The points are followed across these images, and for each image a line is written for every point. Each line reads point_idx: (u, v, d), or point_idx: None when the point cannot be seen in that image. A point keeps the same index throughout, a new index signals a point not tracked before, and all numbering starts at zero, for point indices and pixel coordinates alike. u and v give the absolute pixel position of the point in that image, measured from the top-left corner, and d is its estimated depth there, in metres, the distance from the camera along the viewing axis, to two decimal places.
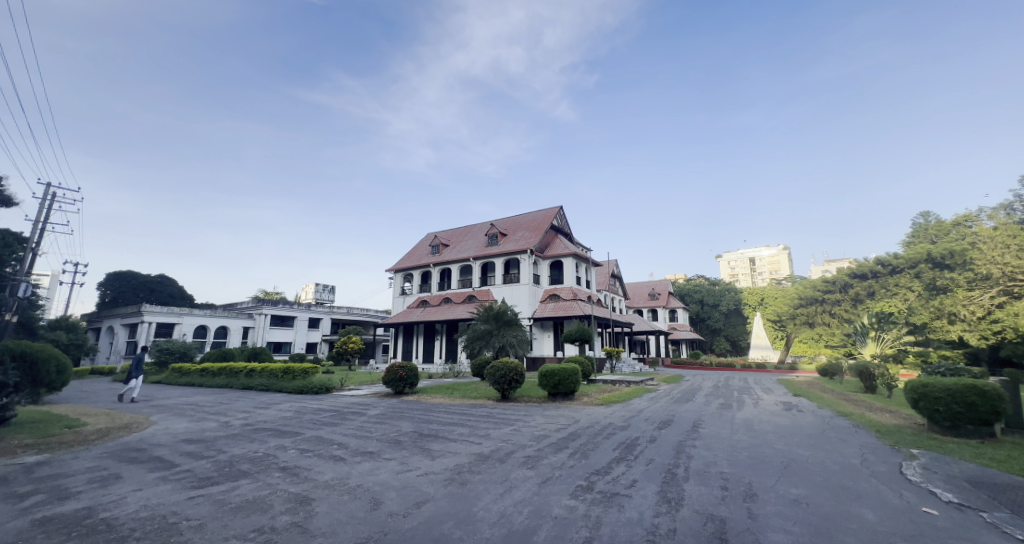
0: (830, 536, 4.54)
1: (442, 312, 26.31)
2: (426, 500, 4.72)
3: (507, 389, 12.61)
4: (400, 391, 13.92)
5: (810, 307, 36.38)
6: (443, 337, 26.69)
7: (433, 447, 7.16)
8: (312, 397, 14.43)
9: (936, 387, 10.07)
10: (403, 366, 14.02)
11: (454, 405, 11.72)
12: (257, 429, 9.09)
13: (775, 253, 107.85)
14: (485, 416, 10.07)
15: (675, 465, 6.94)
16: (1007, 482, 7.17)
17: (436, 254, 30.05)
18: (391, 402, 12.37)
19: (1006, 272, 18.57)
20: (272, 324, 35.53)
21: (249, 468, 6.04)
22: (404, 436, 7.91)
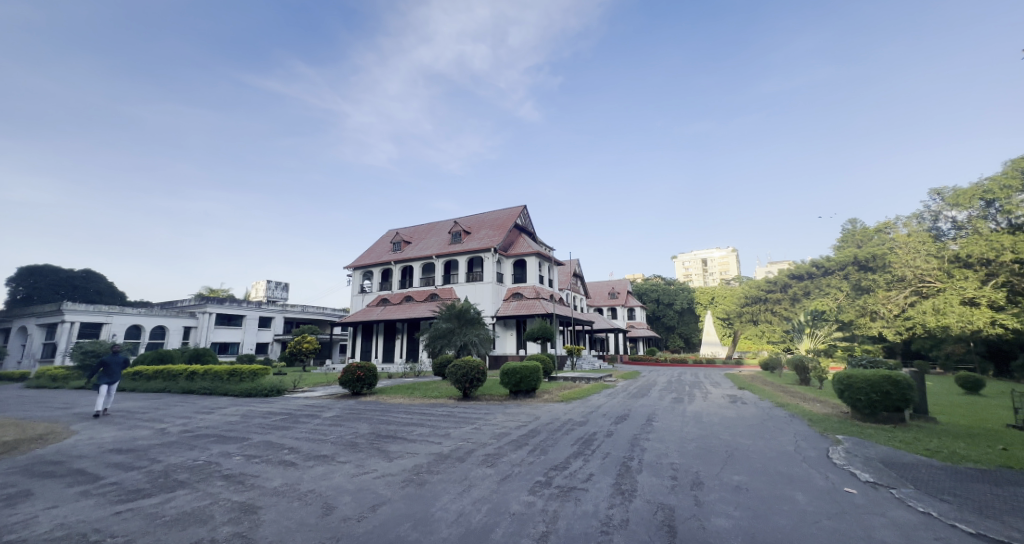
0: (766, 519, 4.99)
1: (402, 311, 25.95)
2: (382, 503, 4.77)
3: (468, 388, 12.67)
4: (357, 392, 13.69)
5: (754, 306, 38.64)
6: (403, 336, 26.34)
7: (391, 448, 7.17)
8: (260, 400, 13.94)
9: (858, 378, 11.08)
10: (360, 366, 13.74)
11: (415, 405, 11.68)
12: (196, 435, 8.71)
13: (724, 255, 113.60)
14: (445, 416, 10.12)
15: (630, 458, 7.33)
16: (914, 461, 8.08)
17: (397, 252, 29.64)
18: (347, 404, 12.17)
19: (918, 274, 20.71)
20: (217, 323, 33.64)
21: (187, 477, 5.84)
22: (361, 438, 7.85)
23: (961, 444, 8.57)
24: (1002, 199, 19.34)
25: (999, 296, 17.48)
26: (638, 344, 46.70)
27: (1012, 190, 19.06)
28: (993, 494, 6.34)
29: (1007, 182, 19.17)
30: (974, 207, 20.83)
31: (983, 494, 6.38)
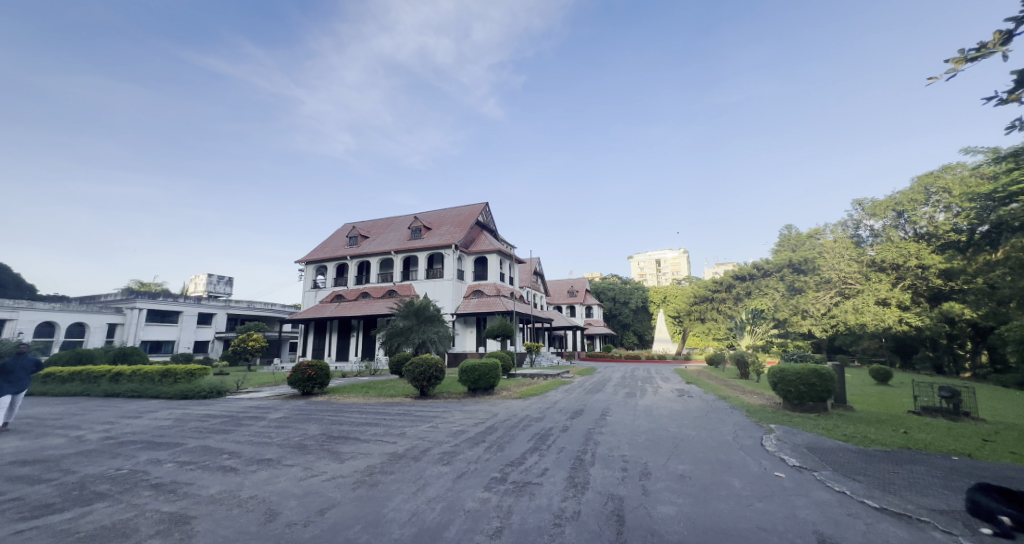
0: (705, 504, 5.44)
1: (358, 307, 25.32)
2: (330, 507, 4.78)
3: (425, 386, 12.67)
4: (307, 392, 13.32)
5: (702, 304, 40.83)
6: (358, 334, 25.74)
7: (343, 449, 7.12)
8: (197, 402, 13.25)
9: (789, 372, 12.06)
10: (311, 365, 13.38)
11: (369, 405, 11.55)
12: (119, 443, 8.22)
13: (677, 256, 118.66)
14: (401, 415, 10.10)
15: (583, 452, 7.68)
16: (834, 446, 8.97)
17: (354, 246, 28.93)
18: (296, 404, 11.86)
19: (842, 277, 22.74)
20: (148, 320, 31.30)
21: (108, 489, 5.57)
22: (309, 440, 7.74)
23: (871, 429, 9.61)
24: (910, 211, 21.62)
25: (905, 297, 19.67)
26: (595, 341, 48.10)
27: (918, 203, 21.34)
28: (894, 472, 7.20)
29: (914, 195, 21.40)
30: (887, 217, 23.11)
31: (888, 472, 7.22)
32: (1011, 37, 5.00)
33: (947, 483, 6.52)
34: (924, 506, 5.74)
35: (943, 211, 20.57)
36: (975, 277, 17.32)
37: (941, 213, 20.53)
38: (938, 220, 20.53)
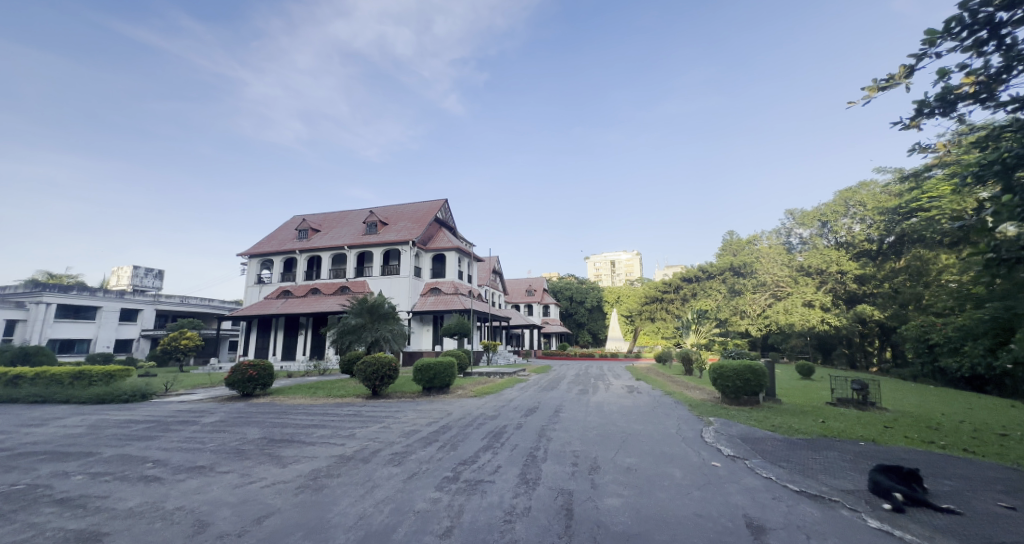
0: (648, 495, 5.79)
1: (306, 304, 24.38)
2: (269, 514, 4.70)
3: (377, 385, 12.48)
4: (248, 393, 12.75)
5: (652, 305, 42.52)
6: (306, 332, 24.80)
7: (286, 453, 6.94)
8: (117, 407, 12.32)
9: (727, 369, 12.92)
10: (253, 365, 12.82)
11: (316, 406, 11.24)
12: (19, 454, 7.53)
13: (631, 258, 122.60)
14: (351, 416, 9.93)
15: (536, 448, 7.93)
16: (764, 436, 9.75)
17: (304, 240, 27.81)
18: (233, 407, 11.34)
19: (775, 280, 24.34)
20: (58, 316, 28.15)
21: (2, 507, 5.14)
22: (248, 445, 7.47)
23: (795, 420, 10.53)
24: (832, 221, 23.72)
25: (827, 299, 21.62)
26: (551, 339, 48.87)
27: (839, 214, 23.34)
28: (812, 457, 7.97)
29: (836, 208, 23.47)
30: (814, 226, 25.13)
31: (807, 458, 7.97)
32: (912, 71, 5.69)
33: (855, 466, 7.31)
34: (835, 488, 6.42)
35: (859, 222, 22.72)
36: (887, 282, 19.22)
37: (858, 223, 22.63)
38: (855, 231, 22.66)
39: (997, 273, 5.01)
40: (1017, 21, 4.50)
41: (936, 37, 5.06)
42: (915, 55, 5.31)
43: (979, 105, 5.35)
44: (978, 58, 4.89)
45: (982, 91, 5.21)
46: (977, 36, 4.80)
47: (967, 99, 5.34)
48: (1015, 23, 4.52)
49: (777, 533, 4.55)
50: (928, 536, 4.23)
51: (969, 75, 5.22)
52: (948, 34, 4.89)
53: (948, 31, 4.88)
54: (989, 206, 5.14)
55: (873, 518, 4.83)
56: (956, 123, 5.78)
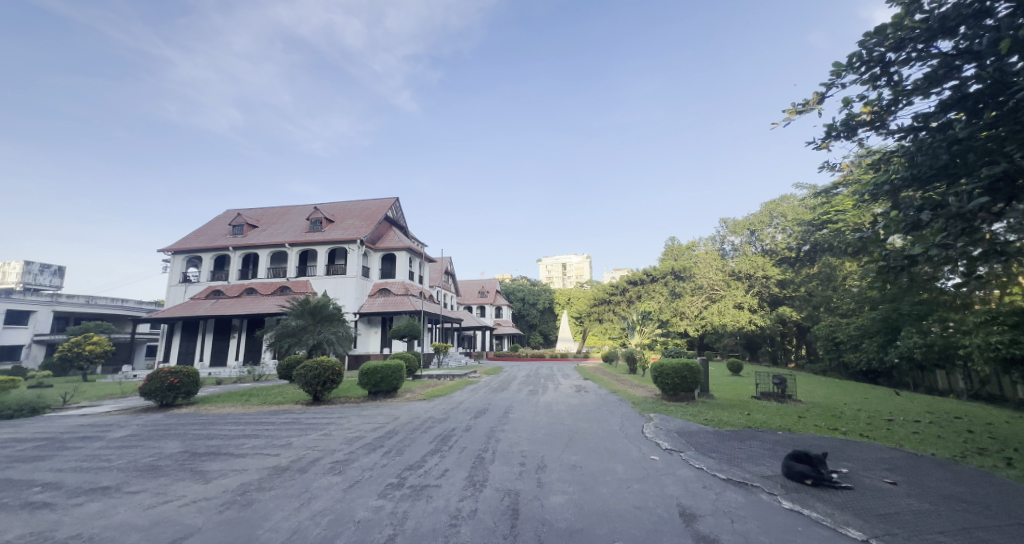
0: (591, 491, 6.00)
1: (240, 305, 22.91)
2: (187, 536, 4.41)
3: (319, 390, 11.98)
4: (167, 403, 11.78)
5: (601, 307, 43.97)
6: (240, 335, 23.33)
7: (210, 468, 6.53)
8: (3, 423, 10.95)
9: (667, 367, 13.62)
10: (173, 372, 11.90)
11: (248, 415, 10.64)
12: None
13: (582, 262, 125.73)
14: (288, 424, 9.49)
15: (484, 450, 7.98)
16: (698, 429, 10.40)
17: (238, 237, 26.18)
18: (150, 419, 10.47)
19: (709, 284, 25.87)
20: None
21: None
22: (165, 460, 6.95)
23: (726, 413, 11.32)
24: (759, 230, 25.78)
25: (755, 301, 23.41)
26: (502, 340, 49.07)
27: (764, 224, 25.59)
28: (738, 447, 8.61)
29: (761, 218, 25.63)
30: (743, 234, 27.11)
31: (734, 448, 8.61)
32: (824, 98, 6.36)
33: (773, 453, 8.01)
34: (757, 474, 7.00)
35: (782, 231, 24.84)
36: (804, 286, 21.16)
37: (781, 232, 24.80)
38: (778, 239, 24.75)
39: (887, 279, 5.69)
40: (903, 61, 5.14)
41: (842, 69, 5.69)
42: (824, 84, 5.95)
43: (874, 131, 6.06)
44: (873, 91, 5.55)
45: (877, 119, 5.92)
46: (873, 72, 5.45)
47: (865, 126, 6.05)
48: (901, 63, 5.17)
49: (706, 520, 4.89)
50: (830, 512, 4.73)
51: (866, 104, 5.92)
52: (850, 67, 5.51)
53: (850, 65, 5.50)
54: (880, 221, 5.84)
55: (787, 500, 5.31)
56: (858, 146, 6.52)
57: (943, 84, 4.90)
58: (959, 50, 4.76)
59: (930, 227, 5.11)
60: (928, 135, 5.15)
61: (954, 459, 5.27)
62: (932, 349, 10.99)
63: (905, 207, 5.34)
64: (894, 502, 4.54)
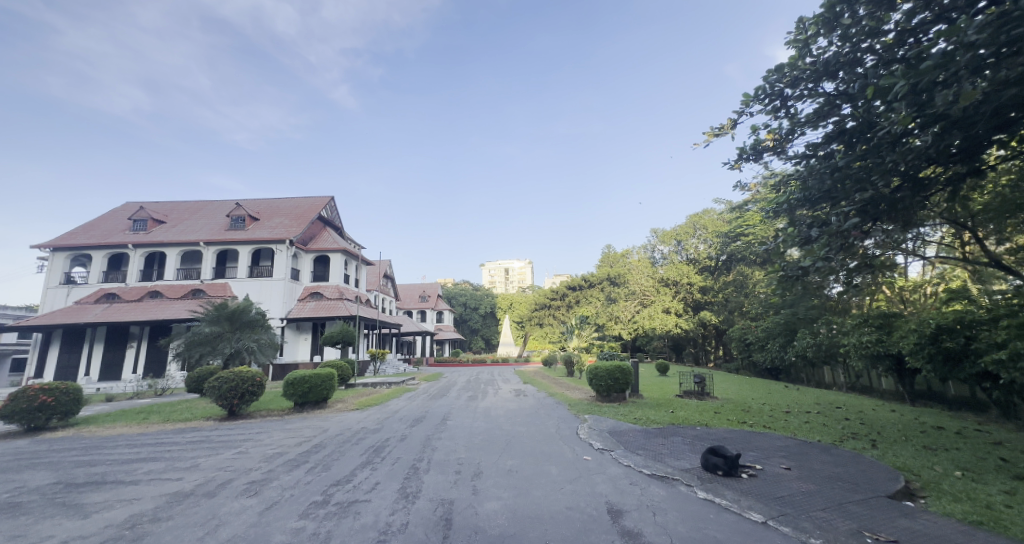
0: (525, 494, 6.09)
1: (142, 311, 20.65)
2: None
3: (236, 405, 11.07)
4: (37, 426, 10.24)
5: (541, 312, 44.87)
6: (139, 344, 21.14)
7: (94, 499, 5.79)
8: None
9: (601, 368, 14.19)
10: (45, 390, 10.39)
11: (149, 435, 9.61)
12: None
13: (524, 267, 127.37)
14: (197, 443, 8.71)
15: (419, 460, 7.84)
16: (628, 428, 10.93)
17: (140, 233, 23.71)
18: (18, 446, 9.10)
19: (641, 289, 27.05)
20: None
21: None
22: (32, 496, 6.07)
23: (654, 412, 11.98)
24: (684, 241, 27.47)
25: (681, 306, 25.01)
26: (443, 345, 48.41)
27: (689, 235, 27.29)
28: (662, 444, 9.16)
29: (686, 230, 27.30)
30: (671, 244, 28.80)
31: (659, 444, 9.16)
32: (736, 124, 7.02)
33: (692, 447, 8.64)
34: (678, 468, 7.51)
35: (704, 242, 26.67)
36: (723, 293, 22.93)
37: (702, 243, 26.71)
38: (701, 249, 26.61)
39: (786, 287, 6.38)
40: (797, 97, 5.82)
41: (749, 100, 6.33)
42: (735, 112, 6.58)
43: (777, 156, 6.78)
44: (774, 121, 6.22)
45: (778, 146, 6.63)
46: (774, 104, 6.11)
47: (769, 150, 6.76)
48: (796, 98, 5.84)
49: (631, 515, 5.17)
50: (737, 499, 5.18)
51: (770, 132, 6.63)
52: (756, 99, 6.14)
53: (756, 97, 6.13)
54: (780, 236, 6.53)
55: (702, 490, 5.75)
56: (763, 168, 7.26)
57: (828, 118, 5.61)
58: (839, 90, 5.48)
59: (818, 242, 5.80)
60: (816, 162, 5.87)
61: (833, 444, 6.00)
62: (821, 347, 12.46)
63: (799, 223, 6.03)
64: (788, 485, 5.08)
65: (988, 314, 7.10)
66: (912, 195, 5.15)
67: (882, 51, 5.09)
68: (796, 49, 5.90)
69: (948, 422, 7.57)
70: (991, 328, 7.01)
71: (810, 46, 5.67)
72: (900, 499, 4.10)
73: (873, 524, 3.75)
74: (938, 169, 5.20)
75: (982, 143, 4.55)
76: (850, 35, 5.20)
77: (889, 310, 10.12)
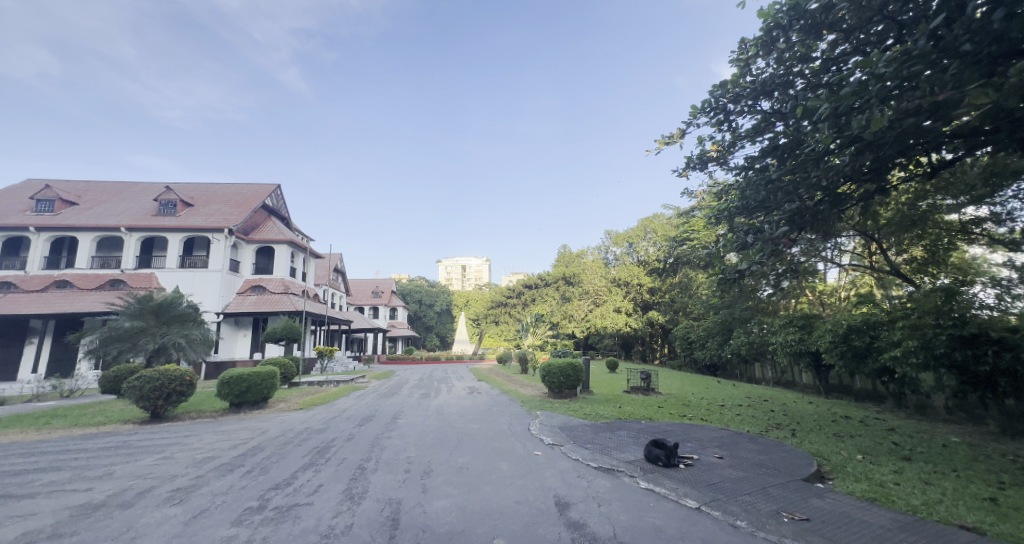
0: (474, 491, 6.16)
1: (48, 303, 18.69)
2: None
3: (160, 406, 10.30)
4: None
5: (497, 309, 45.17)
6: (41, 340, 19.13)
7: None
8: None
9: (553, 366, 14.52)
10: None
11: (56, 441, 8.76)
12: None
13: (481, 265, 127.16)
14: (115, 449, 8.07)
15: (366, 460, 7.71)
16: (578, 423, 11.25)
17: (49, 216, 21.58)
18: None
19: (594, 289, 27.81)
20: None
21: None
22: None
23: (602, 407, 12.42)
24: (635, 244, 28.69)
25: (630, 306, 25.98)
26: (397, 343, 47.43)
27: (640, 238, 28.54)
28: (609, 437, 9.54)
29: (637, 233, 28.53)
30: (623, 247, 29.99)
31: (606, 438, 9.54)
32: (684, 134, 7.43)
33: (636, 440, 9.06)
34: (622, 460, 7.86)
35: (654, 245, 27.83)
36: (670, 294, 24.06)
37: (652, 246, 27.88)
38: (650, 252, 27.86)
39: (724, 288, 6.82)
40: (738, 112, 6.25)
41: (697, 112, 6.73)
42: (684, 122, 6.97)
43: (719, 166, 7.25)
44: (718, 133, 6.65)
45: (722, 157, 7.09)
46: (718, 117, 6.53)
47: (714, 161, 7.21)
48: (737, 113, 6.28)
49: (577, 506, 5.39)
50: (674, 487, 5.54)
51: (714, 143, 7.07)
52: (703, 111, 6.54)
53: (702, 110, 6.53)
54: (720, 241, 6.96)
55: (644, 480, 6.08)
56: (708, 177, 7.72)
57: (763, 134, 6.08)
58: (774, 109, 5.95)
59: (752, 247, 6.26)
60: (754, 174, 6.35)
61: (760, 434, 6.54)
62: (753, 345, 13.45)
63: (737, 230, 6.48)
64: (720, 473, 5.50)
65: (887, 317, 7.98)
66: (831, 209, 5.69)
67: (810, 76, 5.60)
68: (737, 67, 6.34)
69: (855, 413, 8.43)
70: (889, 328, 7.90)
71: (750, 66, 6.12)
72: (813, 481, 4.55)
73: (789, 504, 4.15)
74: (853, 186, 5.79)
75: (887, 164, 5.13)
76: (784, 59, 5.66)
77: (811, 312, 11.12)
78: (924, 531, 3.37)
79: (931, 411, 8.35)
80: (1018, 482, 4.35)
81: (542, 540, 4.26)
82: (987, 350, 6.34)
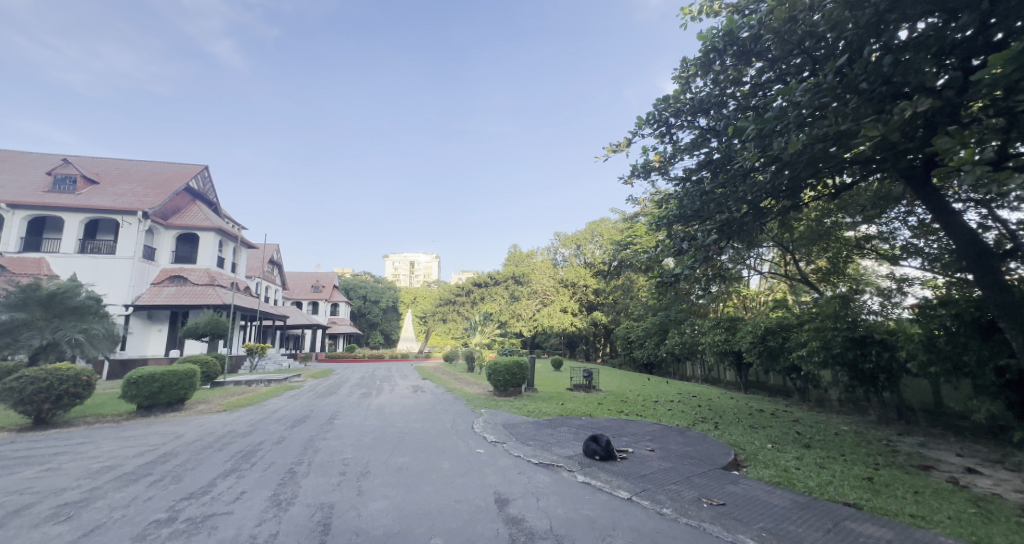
0: (410, 492, 6.12)
1: None
2: None
3: (46, 409, 9.22)
4: None
5: (445, 307, 44.71)
6: None
7: None
8: None
9: (499, 364, 14.62)
10: None
11: None
12: None
13: (431, 262, 125.20)
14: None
15: (298, 463, 7.42)
16: (520, 421, 11.41)
17: None
18: None
19: (542, 288, 28.24)
20: None
21: None
22: None
23: (545, 404, 12.69)
24: (583, 246, 29.51)
25: (576, 306, 26.71)
26: (338, 340, 45.60)
27: (587, 241, 29.44)
28: (550, 434, 9.79)
29: (585, 235, 29.37)
30: (571, 248, 30.75)
31: (548, 435, 9.77)
32: (630, 143, 7.81)
33: (576, 436, 9.38)
34: (561, 456, 8.11)
35: (600, 248, 28.81)
36: (614, 295, 24.96)
37: (598, 248, 28.85)
38: (596, 254, 28.81)
39: (662, 291, 7.21)
40: (679, 126, 6.67)
41: (642, 124, 7.11)
42: (631, 132, 7.33)
43: (661, 175, 7.68)
44: (661, 144, 7.05)
45: (663, 167, 7.52)
46: (660, 130, 6.94)
47: (655, 170, 7.63)
48: (678, 127, 6.70)
49: (516, 502, 5.53)
50: (607, 480, 5.82)
51: (657, 154, 7.49)
52: (647, 123, 6.92)
53: (647, 121, 6.90)
54: (659, 247, 7.35)
55: (581, 474, 6.33)
56: (650, 185, 8.12)
57: (700, 148, 6.53)
58: (710, 126, 6.42)
59: (688, 254, 6.67)
60: (690, 185, 6.80)
61: (688, 427, 7.01)
62: (685, 345, 14.32)
63: (675, 237, 6.88)
64: (650, 464, 5.86)
65: (797, 320, 8.85)
66: (754, 221, 6.21)
67: (740, 98, 6.09)
68: (679, 84, 6.75)
69: (769, 407, 9.27)
70: (798, 331, 8.76)
71: (690, 84, 6.55)
72: (730, 469, 4.98)
73: (710, 491, 4.53)
74: (774, 201, 6.36)
75: (801, 184, 5.70)
76: (719, 80, 6.13)
77: (736, 315, 12.02)
78: (816, 508, 3.82)
79: (828, 404, 9.37)
80: (892, 464, 5.02)
81: (480, 538, 4.31)
82: (873, 349, 7.24)
